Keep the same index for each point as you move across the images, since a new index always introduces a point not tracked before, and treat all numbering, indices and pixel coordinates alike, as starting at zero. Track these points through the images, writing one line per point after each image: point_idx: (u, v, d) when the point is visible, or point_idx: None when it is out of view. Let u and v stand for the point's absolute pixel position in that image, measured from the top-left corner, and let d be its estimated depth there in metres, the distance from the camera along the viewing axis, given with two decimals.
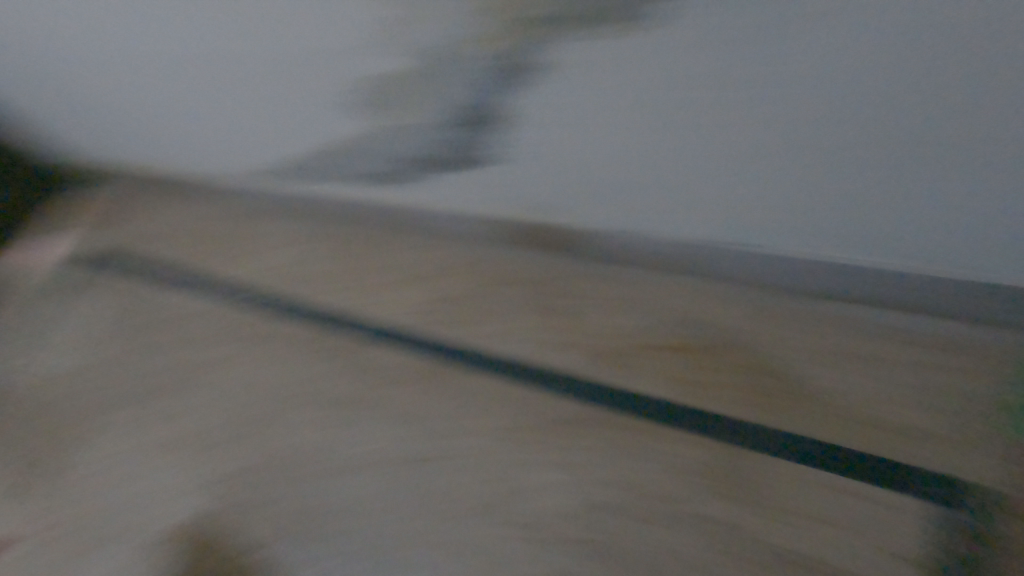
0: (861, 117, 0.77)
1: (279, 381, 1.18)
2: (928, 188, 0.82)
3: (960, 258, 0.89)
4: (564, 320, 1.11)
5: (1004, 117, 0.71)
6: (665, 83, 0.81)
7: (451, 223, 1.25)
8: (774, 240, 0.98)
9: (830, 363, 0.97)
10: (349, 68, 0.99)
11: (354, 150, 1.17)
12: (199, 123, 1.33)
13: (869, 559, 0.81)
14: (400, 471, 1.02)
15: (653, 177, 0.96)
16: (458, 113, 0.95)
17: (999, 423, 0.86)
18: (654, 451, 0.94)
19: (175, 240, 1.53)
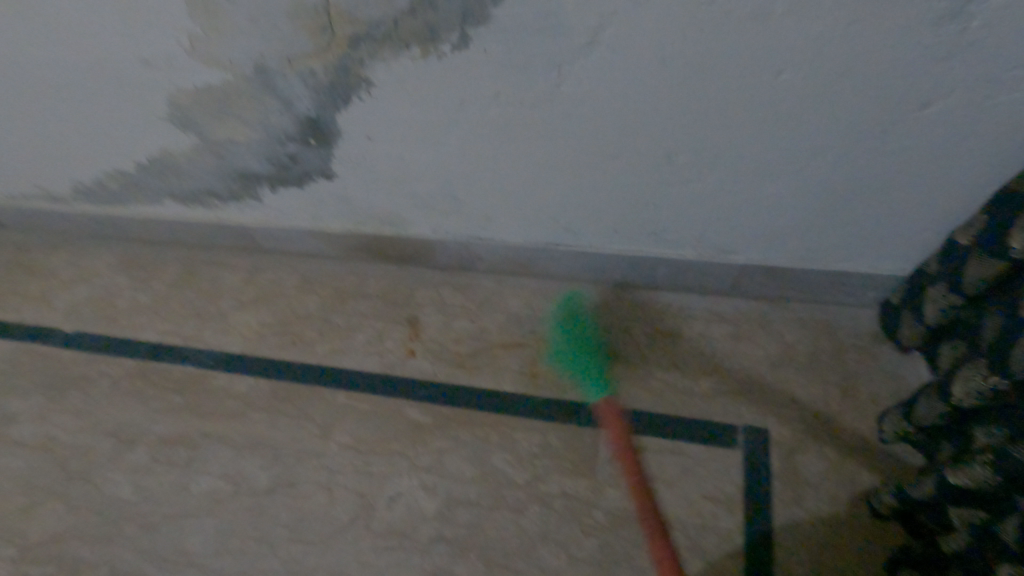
0: (630, 130, 0.81)
1: (116, 425, 1.13)
2: (713, 202, 0.90)
3: (738, 248, 0.99)
4: (412, 329, 1.16)
5: (738, 125, 0.78)
6: (469, 104, 0.82)
7: (286, 239, 1.21)
8: (587, 241, 1.05)
9: (650, 341, 1.08)
10: (136, 88, 0.91)
11: (164, 168, 1.07)
12: None
13: (683, 507, 0.93)
14: (258, 499, 1.03)
15: (469, 188, 0.98)
16: (279, 133, 0.92)
17: (785, 376, 1.01)
18: (500, 443, 1.02)
19: None
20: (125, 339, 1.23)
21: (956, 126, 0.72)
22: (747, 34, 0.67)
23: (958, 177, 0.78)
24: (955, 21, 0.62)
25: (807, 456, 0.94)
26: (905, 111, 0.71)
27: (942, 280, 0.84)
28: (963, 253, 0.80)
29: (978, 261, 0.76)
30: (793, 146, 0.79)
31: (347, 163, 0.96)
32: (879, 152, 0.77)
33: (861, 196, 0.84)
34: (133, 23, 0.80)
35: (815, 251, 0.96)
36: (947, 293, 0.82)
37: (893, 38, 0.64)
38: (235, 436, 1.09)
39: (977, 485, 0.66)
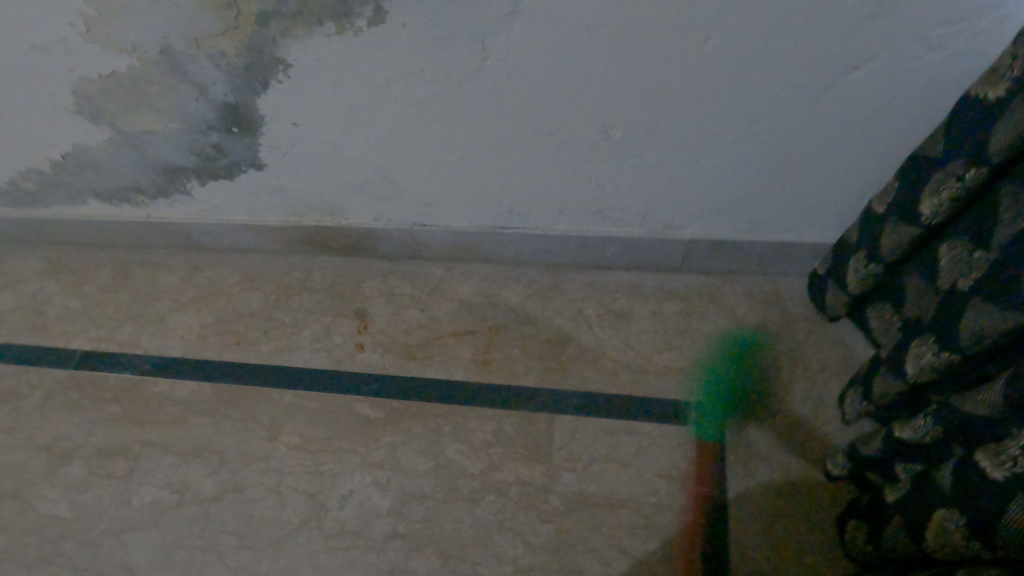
0: (562, 104, 0.79)
1: (49, 440, 1.07)
2: (652, 175, 0.89)
3: (682, 223, 0.98)
4: (361, 322, 1.13)
5: (671, 93, 0.76)
6: (394, 80, 0.78)
7: (223, 234, 1.16)
8: (533, 223, 1.03)
9: (602, 321, 1.07)
10: (36, 78, 0.85)
11: (81, 164, 1.01)
12: None
13: (638, 486, 0.92)
14: (203, 507, 0.99)
15: (407, 173, 0.95)
16: (198, 120, 0.87)
17: (736, 349, 1.01)
18: (453, 433, 1.00)
19: None
20: (56, 348, 1.17)
21: (883, 87, 0.71)
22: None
23: (889, 142, 0.78)
24: None
25: (759, 427, 0.94)
26: (833, 75, 0.71)
27: (862, 250, 0.84)
28: (879, 220, 0.81)
29: (897, 227, 0.77)
30: (726, 116, 0.78)
31: (274, 149, 0.92)
32: (811, 118, 0.77)
33: (798, 164, 0.84)
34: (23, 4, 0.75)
35: (760, 222, 0.95)
36: (869, 262, 0.82)
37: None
38: (178, 443, 1.04)
39: (921, 440, 0.67)
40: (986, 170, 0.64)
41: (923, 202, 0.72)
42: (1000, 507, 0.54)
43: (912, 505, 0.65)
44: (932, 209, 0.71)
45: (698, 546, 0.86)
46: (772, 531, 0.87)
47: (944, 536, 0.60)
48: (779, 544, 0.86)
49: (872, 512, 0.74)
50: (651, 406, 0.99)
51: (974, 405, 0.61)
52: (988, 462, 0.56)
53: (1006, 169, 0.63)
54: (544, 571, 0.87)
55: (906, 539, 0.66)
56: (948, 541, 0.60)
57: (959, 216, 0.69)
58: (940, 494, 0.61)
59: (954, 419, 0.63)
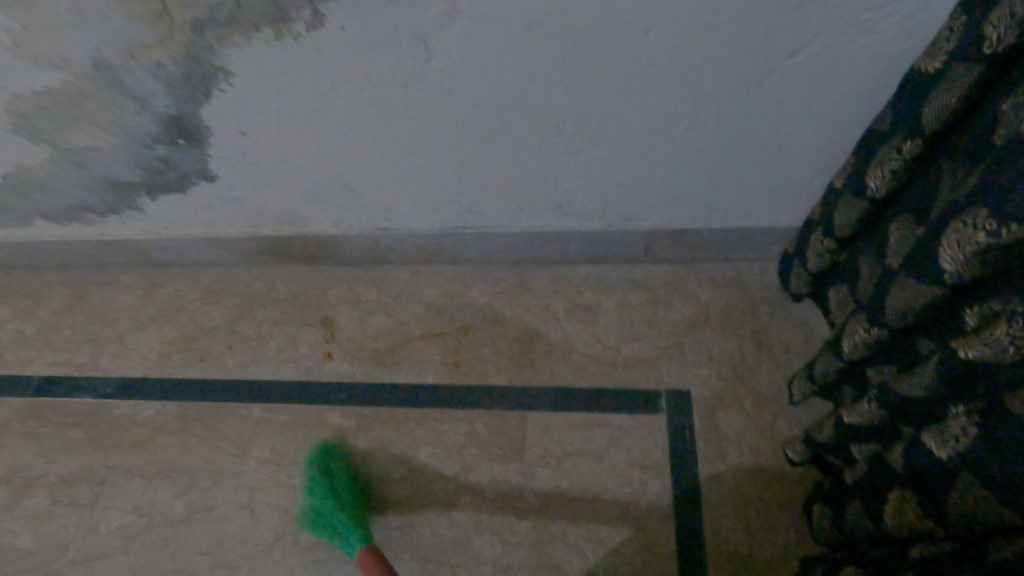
0: (510, 102, 0.79)
1: (8, 471, 1.03)
2: (607, 167, 0.89)
3: (641, 214, 0.98)
4: (327, 330, 1.11)
5: (615, 85, 0.76)
6: (337, 83, 0.77)
7: (180, 249, 1.13)
8: (493, 221, 1.03)
9: (569, 316, 1.07)
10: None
11: (24, 185, 0.97)
12: None
13: (611, 478, 0.93)
14: (174, 529, 0.96)
15: (361, 177, 0.93)
16: (141, 134, 0.84)
17: (702, 335, 1.02)
18: (426, 437, 0.99)
19: None
20: (10, 375, 1.13)
21: (822, 71, 0.73)
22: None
23: (835, 122, 0.79)
24: None
25: (728, 411, 0.96)
26: (771, 62, 0.72)
27: (820, 231, 0.85)
28: (836, 198, 0.82)
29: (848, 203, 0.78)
30: (675, 105, 0.79)
31: (223, 161, 0.90)
32: (755, 105, 0.78)
33: (751, 149, 0.85)
34: None
35: (715, 209, 0.97)
36: (825, 239, 0.84)
37: None
38: (143, 466, 1.02)
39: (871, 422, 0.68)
40: (924, 140, 0.65)
41: (871, 173, 0.73)
42: (949, 485, 0.55)
43: (875, 485, 0.67)
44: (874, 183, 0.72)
45: (676, 532, 0.88)
46: (745, 514, 0.88)
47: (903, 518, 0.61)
48: (752, 525, 0.87)
49: (836, 494, 0.76)
50: (621, 397, 0.99)
51: (913, 386, 0.61)
52: (935, 443, 0.57)
53: (942, 141, 0.65)
54: (523, 569, 0.88)
55: (868, 521, 0.67)
56: (905, 519, 0.61)
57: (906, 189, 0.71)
58: (898, 474, 0.62)
59: (899, 401, 0.64)
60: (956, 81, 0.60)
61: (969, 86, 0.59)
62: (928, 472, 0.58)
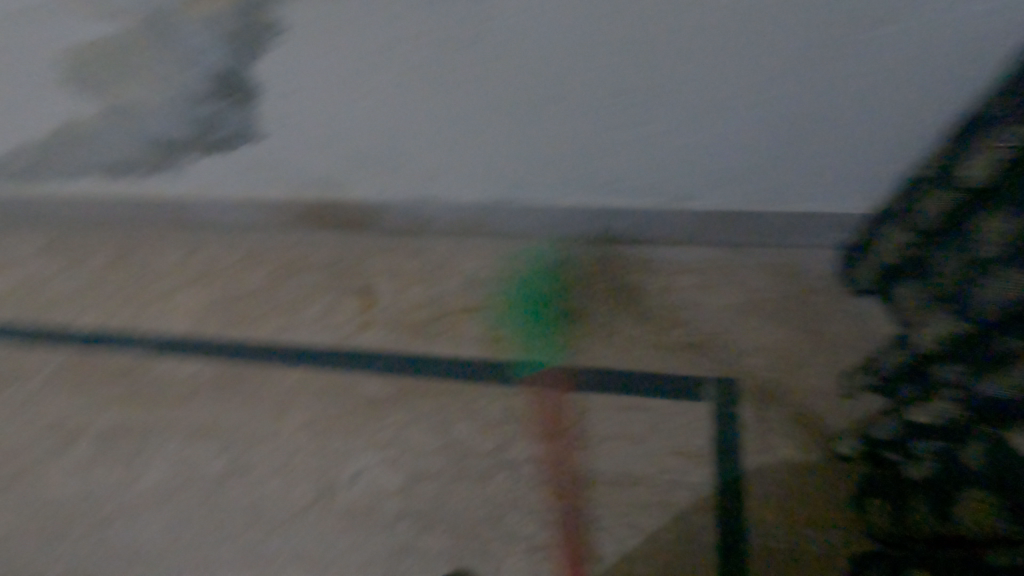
0: (576, 69, 0.76)
1: (55, 421, 1.06)
2: (669, 142, 0.85)
3: (698, 194, 0.94)
4: (366, 298, 1.10)
5: (689, 53, 0.73)
6: (397, 43, 0.75)
7: (223, 211, 1.12)
8: (542, 195, 0.99)
9: (613, 296, 1.04)
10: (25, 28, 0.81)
11: (74, 138, 0.97)
12: None
13: (651, 463, 0.91)
14: (213, 487, 0.98)
15: (411, 143, 0.91)
16: (192, 90, 0.83)
17: (752, 323, 0.99)
18: (463, 411, 0.98)
19: None
20: (56, 328, 1.15)
21: (912, 42, 0.69)
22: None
23: (921, 99, 0.75)
24: None
25: (777, 403, 0.92)
26: (863, 26, 0.68)
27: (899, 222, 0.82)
28: (917, 188, 0.79)
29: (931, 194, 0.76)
30: (750, 74, 0.75)
31: (271, 121, 0.89)
32: (835, 78, 0.74)
33: (825, 126, 0.80)
34: None
35: (778, 192, 0.92)
36: (904, 231, 0.81)
37: None
38: (184, 423, 1.03)
39: None
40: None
41: (962, 165, 0.69)
42: None
43: None
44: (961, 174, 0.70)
45: (717, 521, 0.86)
46: (789, 508, 0.85)
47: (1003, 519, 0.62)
48: (797, 520, 0.84)
49: (901, 488, 0.75)
50: (665, 381, 0.96)
51: None
52: None
53: None
54: (557, 548, 0.87)
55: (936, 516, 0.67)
56: None
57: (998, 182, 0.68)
58: None
59: None
60: None
61: None
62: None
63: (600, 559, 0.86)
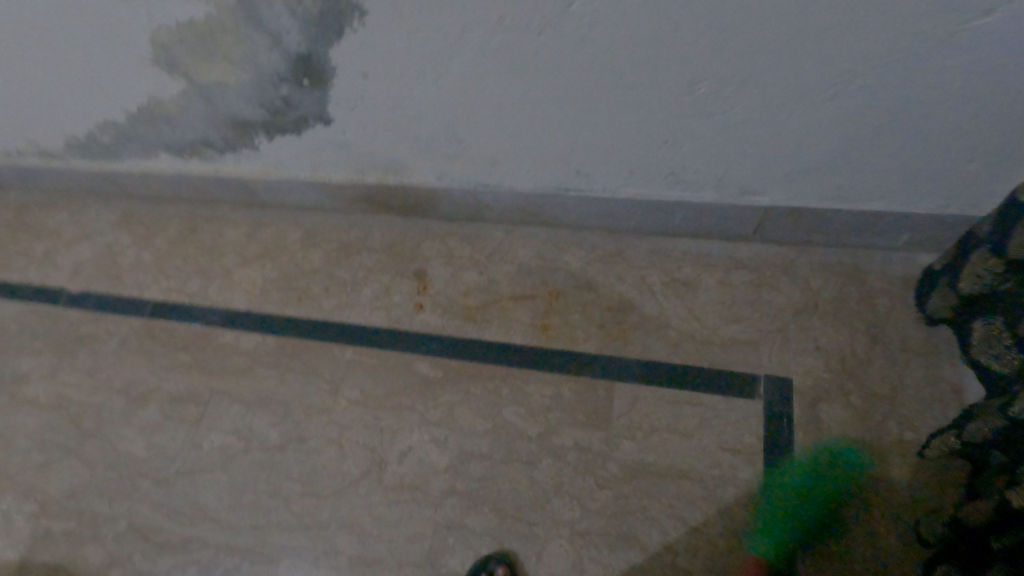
0: (646, 57, 0.76)
1: (126, 384, 1.12)
2: (736, 133, 0.84)
3: (761, 187, 0.93)
4: (419, 282, 1.12)
5: (765, 43, 0.72)
6: (470, 28, 0.76)
7: (288, 191, 1.17)
8: (600, 185, 1.00)
9: (666, 289, 1.03)
10: (113, 21, 0.86)
11: (155, 116, 1.03)
12: None
13: (699, 459, 0.90)
14: (269, 455, 1.02)
15: (473, 129, 0.92)
16: (269, 72, 0.87)
17: (809, 323, 0.97)
18: (511, 396, 0.99)
19: None
20: (129, 297, 1.21)
21: (1006, 36, 0.65)
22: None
23: (1016, 93, 0.71)
24: None
25: (833, 406, 0.90)
26: (961, 20, 0.65)
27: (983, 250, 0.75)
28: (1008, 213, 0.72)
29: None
30: (832, 66, 0.73)
31: (341, 105, 0.92)
32: (917, 71, 0.71)
33: (906, 122, 0.77)
34: None
35: (846, 188, 0.89)
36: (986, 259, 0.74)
37: None
38: (243, 393, 1.08)
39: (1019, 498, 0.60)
40: None
41: None
42: None
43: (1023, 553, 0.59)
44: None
45: (763, 522, 0.85)
46: (841, 512, 0.84)
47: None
48: (849, 525, 0.83)
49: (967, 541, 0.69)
50: (717, 377, 0.96)
51: None
52: None
53: None
54: (601, 536, 0.88)
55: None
56: None
57: None
58: None
59: None
60: None
61: None
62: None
63: (644, 549, 0.86)
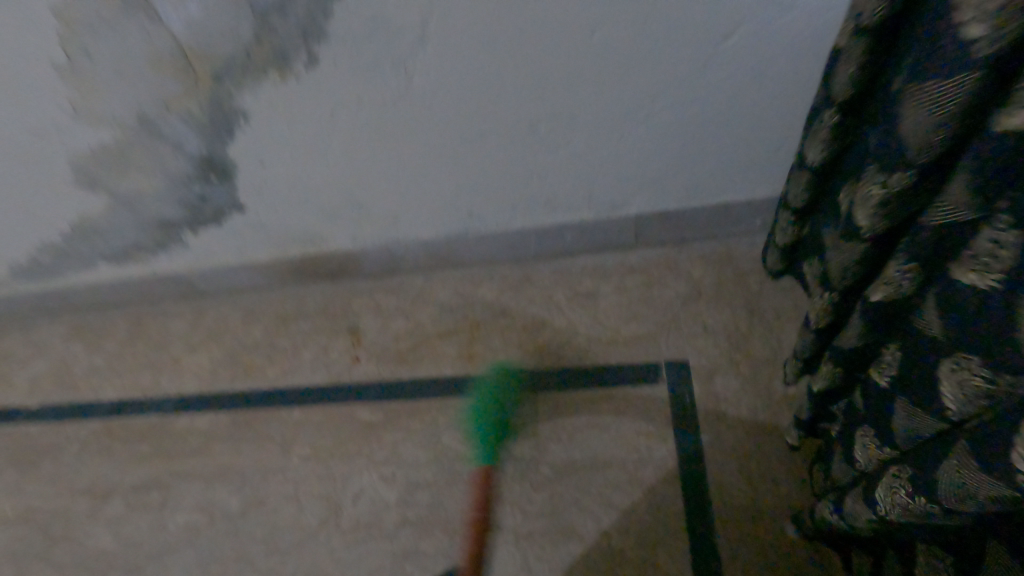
0: (490, 111, 0.90)
1: (90, 483, 1.18)
2: (587, 156, 0.98)
3: (625, 200, 1.07)
4: (354, 336, 1.22)
5: (578, 84, 0.86)
6: (338, 111, 0.89)
7: (221, 277, 1.27)
8: (492, 222, 1.12)
9: (571, 302, 1.15)
10: (32, 159, 0.97)
11: (87, 232, 1.13)
12: None
13: (619, 446, 1.00)
14: (232, 523, 1.08)
15: (368, 192, 1.05)
16: (180, 175, 0.98)
17: (696, 308, 1.09)
18: (448, 423, 1.08)
19: None
20: (85, 402, 1.28)
21: (760, 49, 0.81)
22: (550, 7, 0.76)
23: (786, 88, 0.87)
24: None
25: (725, 377, 1.02)
26: (717, 45, 0.80)
27: (783, 207, 0.80)
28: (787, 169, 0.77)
29: (807, 160, 0.68)
30: (639, 92, 0.88)
31: (251, 192, 1.04)
32: (706, 85, 0.86)
33: (714, 125, 0.93)
34: (15, 99, 0.86)
35: (693, 185, 1.04)
36: (785, 213, 0.80)
37: None
38: (202, 469, 1.14)
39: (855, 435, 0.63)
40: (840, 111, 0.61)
41: (809, 146, 0.67)
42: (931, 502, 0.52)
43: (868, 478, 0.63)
44: (832, 131, 0.63)
45: (685, 494, 0.94)
46: (747, 469, 0.94)
47: (906, 510, 0.51)
48: (754, 479, 0.93)
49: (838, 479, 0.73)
50: (625, 370, 1.06)
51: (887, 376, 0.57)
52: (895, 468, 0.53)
53: (861, 105, 0.60)
54: (542, 535, 0.95)
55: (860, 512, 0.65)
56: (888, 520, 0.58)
57: (843, 152, 0.66)
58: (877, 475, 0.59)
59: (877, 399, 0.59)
60: (846, 55, 0.56)
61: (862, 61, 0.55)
62: (937, 458, 0.47)
63: (581, 539, 0.94)
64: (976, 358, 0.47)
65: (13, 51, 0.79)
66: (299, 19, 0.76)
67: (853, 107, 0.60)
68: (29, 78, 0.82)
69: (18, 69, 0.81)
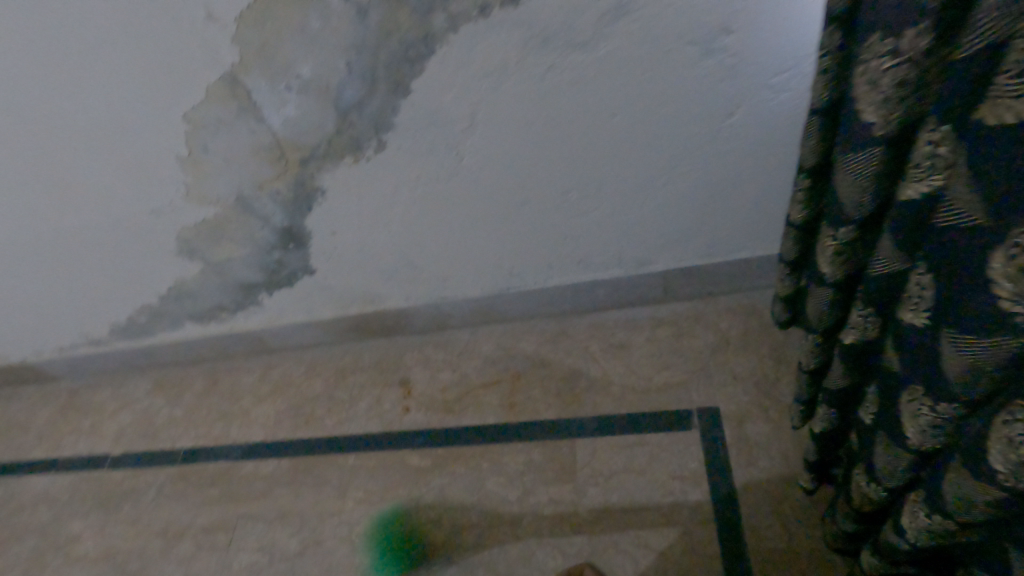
0: (528, 182, 1.04)
1: (164, 524, 1.28)
2: (614, 220, 1.10)
3: (653, 258, 1.17)
4: (404, 388, 1.33)
5: (603, 158, 0.99)
6: (399, 186, 1.05)
7: (290, 334, 1.42)
8: (531, 280, 1.24)
9: (605, 354, 1.23)
10: (146, 234, 1.16)
11: (182, 295, 1.31)
12: (38, 314, 1.41)
13: (654, 490, 1.04)
14: (290, 562, 1.15)
15: (422, 255, 1.19)
16: (264, 243, 1.15)
17: (723, 358, 1.16)
18: (491, 468, 1.15)
19: (34, 426, 1.55)
20: (164, 450, 1.41)
21: (761, 125, 0.93)
22: (578, 97, 0.90)
23: (790, 156, 0.98)
24: (720, 54, 0.84)
25: (755, 422, 1.06)
26: (722, 120, 0.93)
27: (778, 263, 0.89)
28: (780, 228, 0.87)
29: (792, 219, 0.79)
30: (656, 162, 1.00)
31: (321, 257, 1.19)
32: (716, 155, 0.98)
33: (727, 190, 1.04)
34: (142, 185, 1.06)
35: (713, 243, 1.14)
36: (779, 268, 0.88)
37: (678, 75, 0.87)
38: (265, 512, 1.23)
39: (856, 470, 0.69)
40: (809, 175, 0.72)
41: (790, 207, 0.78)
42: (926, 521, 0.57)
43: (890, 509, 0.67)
44: (805, 193, 0.74)
45: (717, 536, 0.97)
46: (780, 514, 0.96)
47: (926, 529, 0.57)
48: (787, 522, 0.95)
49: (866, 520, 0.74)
50: (657, 417, 1.12)
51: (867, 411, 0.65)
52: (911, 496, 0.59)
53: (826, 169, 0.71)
54: None
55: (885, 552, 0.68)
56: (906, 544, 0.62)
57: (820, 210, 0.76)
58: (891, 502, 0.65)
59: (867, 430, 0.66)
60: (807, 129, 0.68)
61: (821, 134, 0.67)
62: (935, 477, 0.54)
63: None
64: (921, 392, 0.54)
65: (147, 146, 0.99)
66: (374, 115, 0.92)
67: (820, 171, 0.71)
68: (155, 167, 1.02)
69: (147, 159, 1.01)
